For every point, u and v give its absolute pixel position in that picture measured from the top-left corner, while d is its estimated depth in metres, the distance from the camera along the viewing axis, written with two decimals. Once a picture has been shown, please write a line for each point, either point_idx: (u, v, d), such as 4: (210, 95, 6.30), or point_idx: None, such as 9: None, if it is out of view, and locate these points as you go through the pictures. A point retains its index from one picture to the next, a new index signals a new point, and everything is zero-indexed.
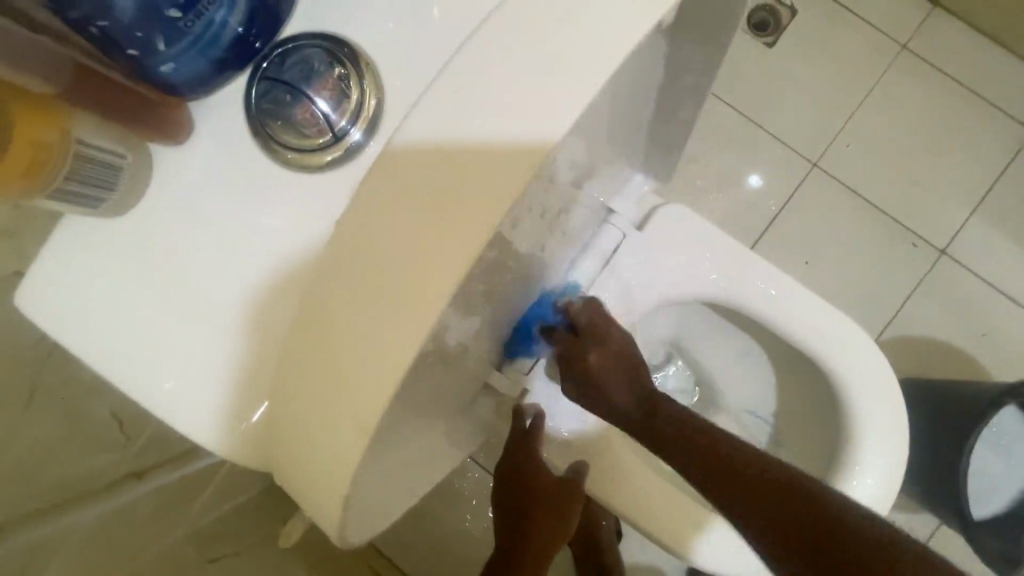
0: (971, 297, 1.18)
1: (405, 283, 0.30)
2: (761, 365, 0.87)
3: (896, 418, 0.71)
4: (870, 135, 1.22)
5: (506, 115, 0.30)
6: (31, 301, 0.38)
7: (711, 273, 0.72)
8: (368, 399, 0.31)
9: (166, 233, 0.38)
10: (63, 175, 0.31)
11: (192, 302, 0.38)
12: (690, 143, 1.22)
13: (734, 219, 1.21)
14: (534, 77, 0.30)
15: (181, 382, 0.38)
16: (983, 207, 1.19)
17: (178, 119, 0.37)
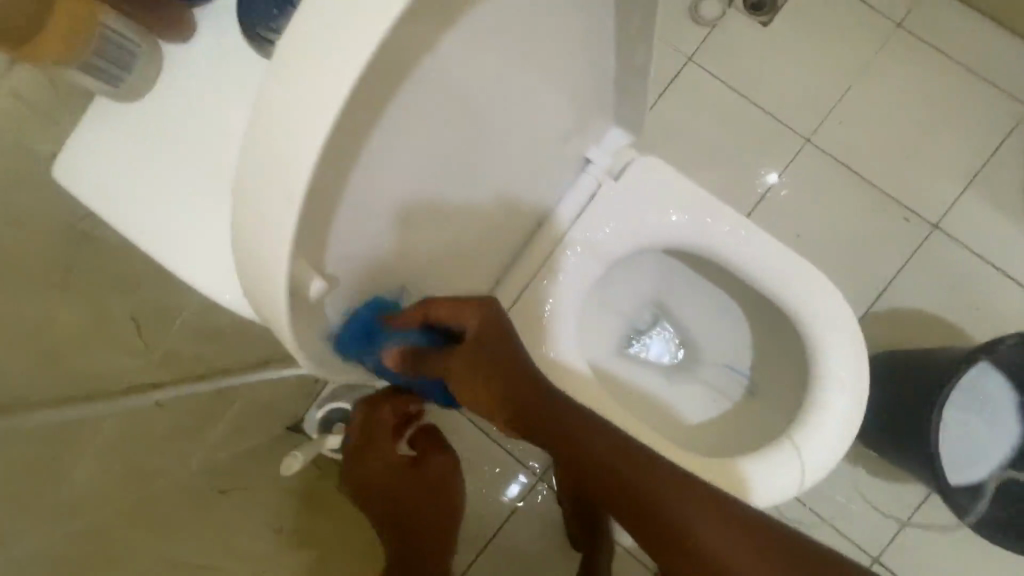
0: (963, 270, 1.19)
1: (260, 236, 0.33)
2: (737, 317, 0.91)
3: (855, 360, 0.74)
4: (862, 111, 1.24)
5: (308, 80, 0.30)
6: (67, 162, 0.57)
7: (681, 219, 0.76)
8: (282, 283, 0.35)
9: (147, 118, 0.56)
10: (92, 48, 0.51)
11: (159, 168, 0.56)
12: (684, 118, 1.26)
13: (726, 192, 1.24)
14: (338, 29, 0.30)
15: (155, 219, 0.56)
16: (976, 182, 1.20)
17: (179, 21, 0.54)
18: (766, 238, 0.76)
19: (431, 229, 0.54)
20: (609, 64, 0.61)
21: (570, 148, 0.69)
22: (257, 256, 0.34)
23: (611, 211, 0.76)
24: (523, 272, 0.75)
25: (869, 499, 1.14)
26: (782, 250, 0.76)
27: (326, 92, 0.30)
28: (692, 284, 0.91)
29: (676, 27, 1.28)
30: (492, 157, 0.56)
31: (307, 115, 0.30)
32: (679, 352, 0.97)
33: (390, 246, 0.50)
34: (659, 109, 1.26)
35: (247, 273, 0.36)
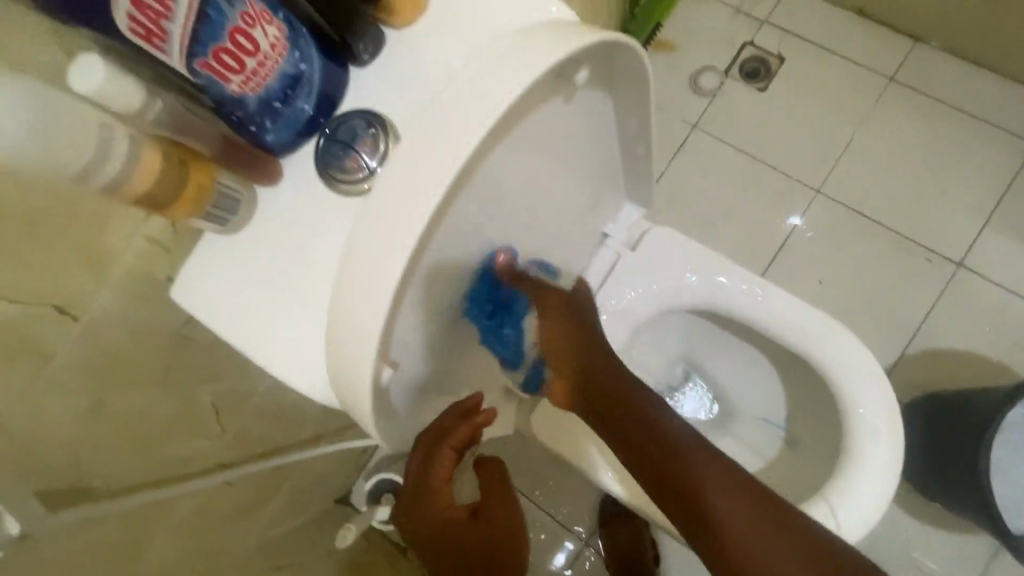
0: (995, 305, 1.19)
1: (345, 346, 0.40)
2: (767, 371, 0.93)
3: (891, 417, 0.75)
4: (869, 159, 1.29)
5: (387, 224, 0.37)
6: (184, 296, 0.46)
7: (699, 282, 0.82)
8: (361, 382, 0.41)
9: (266, 229, 0.44)
10: (210, 205, 0.39)
11: (289, 289, 0.44)
12: (695, 180, 1.34)
13: (743, 247, 1.29)
14: (409, 184, 0.37)
15: (294, 351, 0.44)
16: (995, 219, 1.22)
17: (270, 168, 0.43)
18: (783, 294, 0.80)
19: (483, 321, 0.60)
20: (619, 158, 0.69)
21: (589, 229, 0.76)
22: (342, 362, 0.41)
23: (632, 279, 0.81)
24: None
25: (933, 552, 1.09)
26: (802, 305, 0.79)
27: (403, 234, 0.37)
28: (718, 340, 0.94)
29: (679, 100, 1.38)
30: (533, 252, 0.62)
31: (387, 252, 0.37)
32: (713, 408, 0.99)
33: (449, 342, 0.56)
34: (670, 174, 1.35)
35: (331, 374, 0.42)
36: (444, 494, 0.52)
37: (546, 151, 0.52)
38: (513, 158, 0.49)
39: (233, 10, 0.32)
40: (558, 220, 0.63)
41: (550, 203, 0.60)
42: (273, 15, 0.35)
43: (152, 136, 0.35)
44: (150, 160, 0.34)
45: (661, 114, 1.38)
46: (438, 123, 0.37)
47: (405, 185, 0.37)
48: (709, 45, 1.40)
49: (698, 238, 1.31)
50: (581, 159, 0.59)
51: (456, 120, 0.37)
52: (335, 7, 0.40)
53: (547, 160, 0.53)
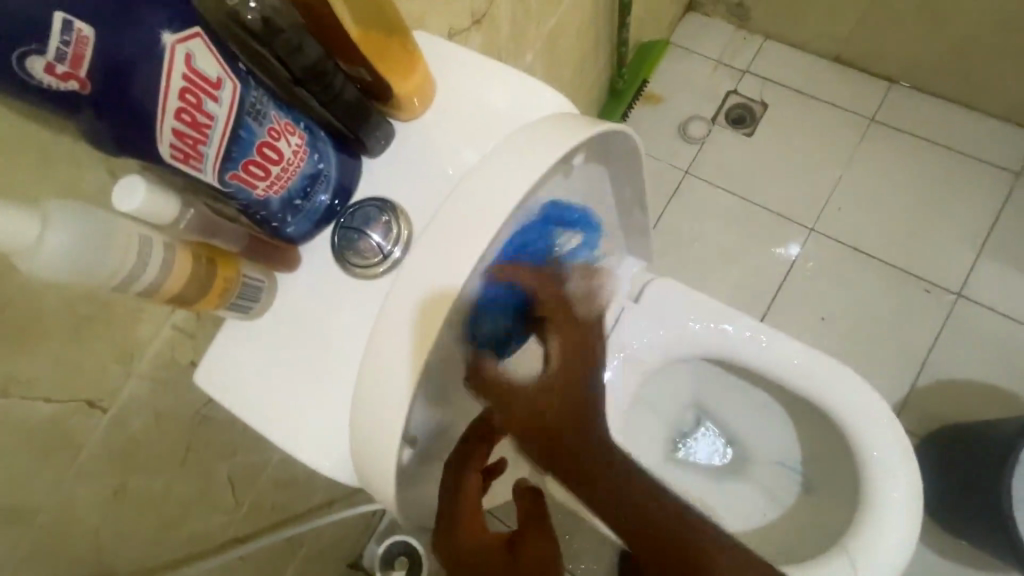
0: (1000, 335, 1.19)
1: (369, 429, 0.41)
2: (779, 416, 0.93)
3: (909, 471, 0.75)
4: (859, 196, 1.33)
5: (410, 315, 0.40)
6: (205, 380, 0.47)
7: (703, 331, 0.83)
8: (383, 461, 0.42)
9: (289, 314, 0.46)
10: (234, 297, 0.42)
11: (309, 371, 0.45)
12: (690, 224, 1.38)
13: (743, 287, 1.31)
14: (428, 276, 0.39)
15: (315, 432, 0.45)
16: (988, 248, 1.25)
17: (291, 257, 0.46)
18: (789, 341, 0.81)
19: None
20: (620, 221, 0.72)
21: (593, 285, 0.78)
22: (365, 443, 0.42)
23: (638, 331, 0.83)
24: None
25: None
26: (807, 351, 0.81)
27: (424, 324, 0.39)
28: (727, 386, 0.94)
29: (670, 148, 1.44)
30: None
31: (411, 339, 0.40)
32: (727, 452, 0.99)
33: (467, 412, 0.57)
34: (666, 220, 1.39)
35: (353, 453, 0.43)
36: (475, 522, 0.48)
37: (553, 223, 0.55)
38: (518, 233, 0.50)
39: (262, 128, 0.35)
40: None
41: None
42: (295, 126, 0.38)
43: (185, 243, 0.37)
44: (182, 265, 0.37)
45: (654, 162, 1.43)
46: (456, 221, 0.39)
47: (425, 278, 0.39)
48: (695, 97, 1.47)
49: (699, 281, 1.33)
50: (585, 225, 0.62)
51: (469, 213, 0.39)
52: (352, 111, 0.41)
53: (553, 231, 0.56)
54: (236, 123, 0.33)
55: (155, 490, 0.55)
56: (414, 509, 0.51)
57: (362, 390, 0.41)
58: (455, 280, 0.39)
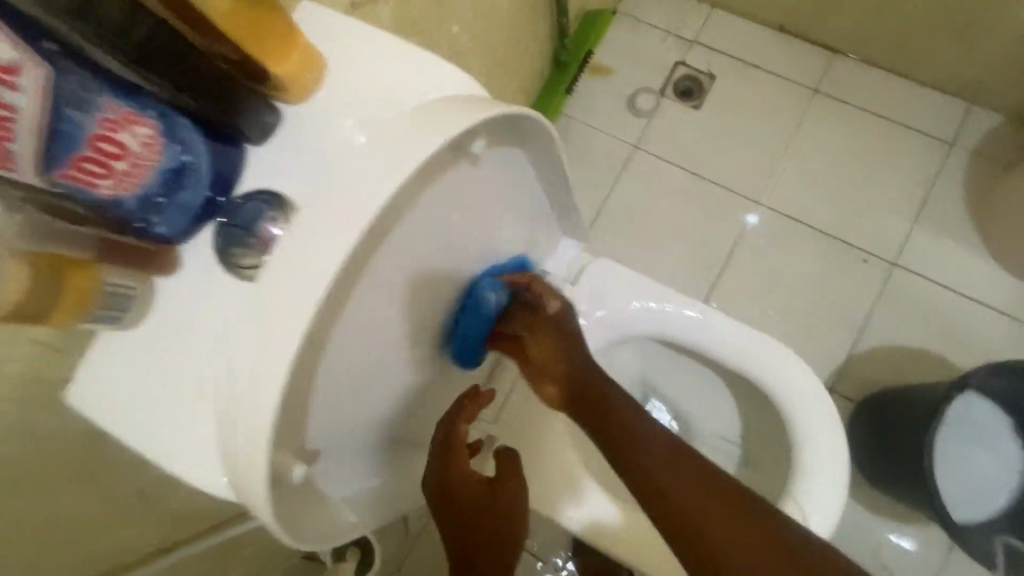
0: (932, 302, 1.24)
1: (236, 443, 0.37)
2: (721, 393, 0.93)
3: (837, 439, 0.77)
4: (803, 169, 1.34)
5: (272, 319, 0.35)
6: (82, 398, 0.43)
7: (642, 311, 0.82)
8: (255, 477, 0.38)
9: (166, 324, 0.42)
10: (96, 307, 0.38)
11: (188, 384, 0.42)
12: (639, 199, 1.36)
13: (692, 262, 1.32)
14: (295, 275, 0.35)
15: (198, 449, 0.42)
16: (923, 218, 1.28)
17: (166, 258, 0.42)
18: (725, 318, 0.81)
19: (416, 375, 0.60)
20: (547, 199, 0.69)
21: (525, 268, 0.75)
22: (235, 459, 0.38)
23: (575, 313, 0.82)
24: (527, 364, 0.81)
25: (899, 550, 1.12)
26: (741, 327, 0.81)
27: (285, 328, 0.34)
28: (670, 363, 0.95)
29: (619, 122, 1.41)
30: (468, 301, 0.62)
31: (273, 346, 0.35)
32: (674, 425, 0.99)
33: (375, 405, 0.55)
34: (616, 196, 1.37)
35: (226, 470, 0.40)
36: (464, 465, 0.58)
37: (462, 202, 0.53)
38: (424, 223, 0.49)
39: (91, 119, 0.31)
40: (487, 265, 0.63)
41: (477, 250, 0.60)
42: (141, 114, 0.34)
43: (15, 254, 0.33)
44: (14, 278, 0.32)
45: (603, 137, 1.41)
46: (321, 213, 0.35)
47: (291, 277, 0.35)
48: (644, 69, 1.44)
49: (649, 257, 1.33)
50: (501, 203, 0.59)
51: (336, 203, 0.35)
52: (218, 93, 0.37)
53: (463, 210, 0.53)
54: (53, 115, 0.29)
55: (42, 512, 0.51)
56: (314, 518, 0.48)
57: (228, 402, 0.37)
58: (323, 278, 0.34)
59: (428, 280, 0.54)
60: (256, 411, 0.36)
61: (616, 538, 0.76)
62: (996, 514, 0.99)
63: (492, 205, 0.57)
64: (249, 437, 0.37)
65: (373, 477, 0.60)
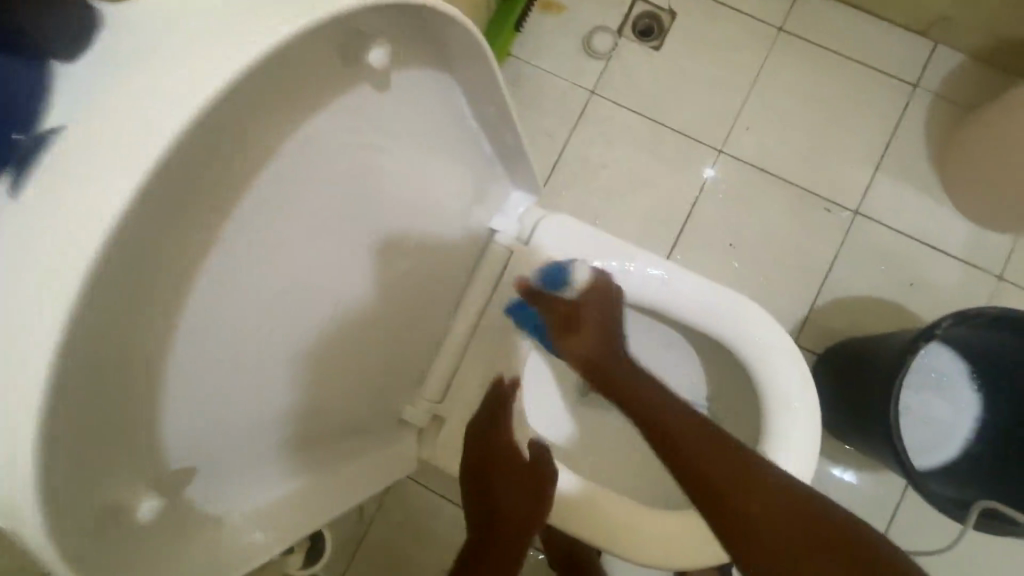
0: (892, 251, 1.22)
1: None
2: (687, 353, 0.88)
3: (806, 396, 0.73)
4: (766, 114, 1.27)
5: (23, 283, 0.26)
6: None
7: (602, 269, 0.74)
8: (23, 511, 0.28)
9: None
10: None
11: None
12: (597, 150, 1.27)
13: (652, 216, 1.25)
14: (51, 226, 0.26)
15: None
16: (885, 165, 1.24)
17: None
18: (687, 273, 0.75)
19: (323, 354, 0.50)
20: (484, 139, 0.59)
21: (466, 224, 0.66)
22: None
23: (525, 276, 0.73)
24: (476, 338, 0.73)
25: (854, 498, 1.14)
26: (704, 282, 0.75)
27: (41, 296, 0.26)
28: (633, 326, 0.88)
29: (574, 66, 1.30)
30: (385, 259, 0.54)
31: (27, 320, 0.26)
32: None
33: (268, 390, 0.46)
34: (573, 147, 1.27)
35: None
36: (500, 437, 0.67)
37: (358, 139, 0.45)
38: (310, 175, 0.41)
39: None
40: (408, 216, 0.54)
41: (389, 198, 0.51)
42: None
43: None
44: None
45: (557, 82, 1.30)
46: (103, 146, 0.27)
47: (51, 230, 0.26)
48: (601, 5, 1.31)
49: (608, 212, 1.25)
50: (413, 146, 0.50)
51: (122, 141, 0.27)
52: None
53: (359, 147, 0.45)
54: None
55: None
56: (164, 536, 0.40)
57: None
58: (91, 226, 0.26)
59: (322, 232, 0.45)
60: (28, 433, 0.26)
61: (573, 520, 0.71)
62: (949, 460, 1.00)
63: (402, 142, 0.49)
64: (38, 470, 0.27)
65: (276, 477, 0.51)
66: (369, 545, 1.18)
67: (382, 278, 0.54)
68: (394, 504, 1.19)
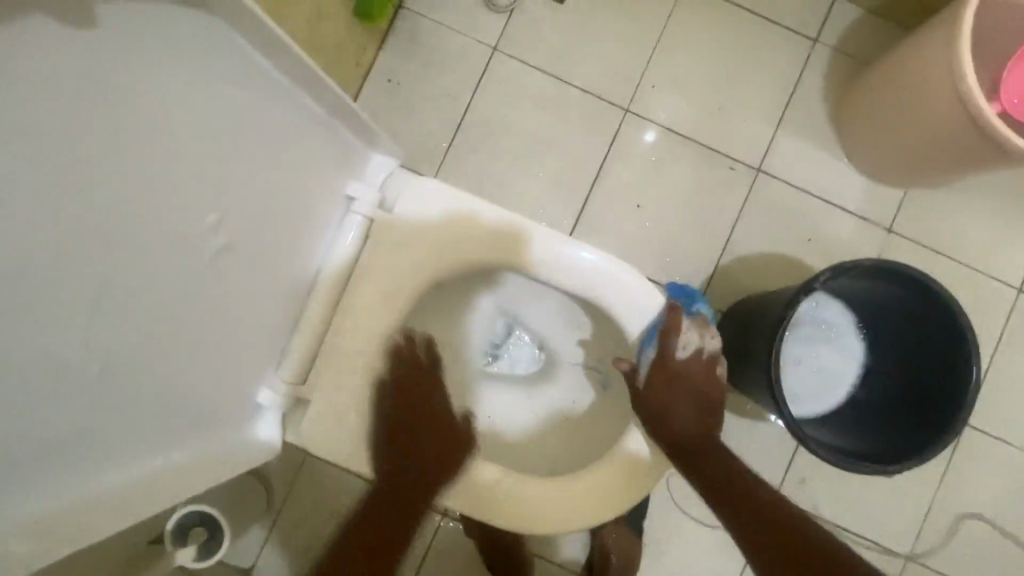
0: (792, 207, 1.24)
1: None
2: (577, 317, 0.90)
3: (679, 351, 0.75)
4: (672, 70, 1.25)
5: None
6: None
7: (464, 232, 0.73)
8: None
9: None
10: None
11: None
12: (503, 111, 1.22)
13: (561, 180, 1.22)
14: None
15: None
16: (786, 121, 1.25)
17: None
18: (555, 234, 0.75)
19: (127, 335, 0.46)
20: (282, 83, 0.55)
21: (291, 182, 0.62)
22: None
23: (385, 243, 0.72)
24: (342, 310, 0.72)
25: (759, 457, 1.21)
26: (574, 242, 0.75)
27: None
28: (523, 288, 0.91)
29: (475, 20, 1.23)
30: (185, 227, 0.50)
31: None
32: (539, 356, 0.95)
33: (79, 391, 0.42)
34: (477, 108, 1.22)
35: None
36: (431, 419, 0.71)
37: (125, 91, 0.39)
38: (53, 148, 0.34)
39: None
40: (199, 179, 0.50)
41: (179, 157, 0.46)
42: None
43: None
44: None
45: (457, 38, 1.23)
46: None
47: None
48: None
49: (516, 176, 1.22)
50: (179, 96, 0.44)
51: None
52: None
53: (137, 109, 0.40)
54: None
55: None
56: None
57: None
58: None
59: (93, 213, 0.39)
60: None
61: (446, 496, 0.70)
62: (834, 408, 1.05)
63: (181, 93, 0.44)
64: None
65: (85, 485, 0.46)
66: (282, 527, 1.16)
67: (184, 246, 0.50)
68: (308, 487, 1.17)
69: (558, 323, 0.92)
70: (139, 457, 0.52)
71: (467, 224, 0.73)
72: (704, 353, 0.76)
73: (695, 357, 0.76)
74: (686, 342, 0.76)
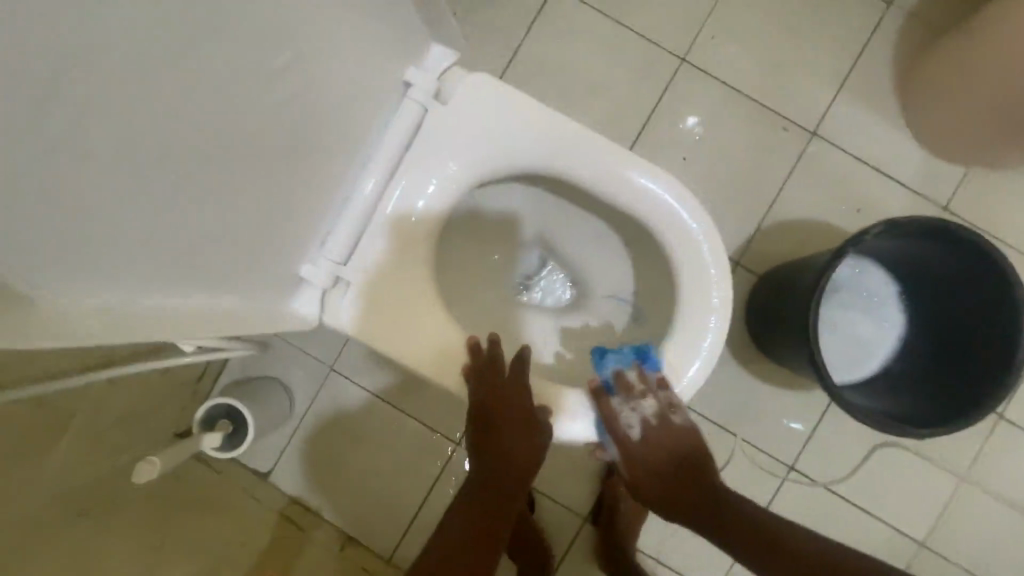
0: (844, 176, 1.20)
1: None
2: (615, 244, 0.89)
3: (721, 276, 0.74)
4: (733, 23, 1.21)
5: None
6: None
7: (513, 132, 0.73)
8: None
9: None
10: None
11: None
12: (556, 50, 1.20)
13: (607, 125, 1.20)
14: None
15: None
16: (848, 85, 1.20)
17: None
18: (605, 143, 0.73)
19: (198, 169, 0.48)
20: None
21: (360, 56, 0.63)
22: None
23: (437, 138, 0.72)
24: (389, 199, 0.73)
25: (783, 429, 1.19)
26: (624, 152, 0.74)
27: None
28: (559, 212, 0.89)
29: None
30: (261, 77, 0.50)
31: None
32: (570, 291, 0.96)
33: (146, 202, 0.43)
34: (529, 45, 1.20)
35: None
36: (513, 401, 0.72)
37: None
38: None
39: None
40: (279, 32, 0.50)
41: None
42: None
43: None
44: None
45: None
46: None
47: None
48: None
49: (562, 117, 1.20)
50: None
51: None
52: None
53: None
54: None
55: None
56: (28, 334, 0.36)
57: None
58: None
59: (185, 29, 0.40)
60: None
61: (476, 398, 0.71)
62: (867, 377, 1.03)
63: None
64: None
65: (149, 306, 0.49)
66: (300, 439, 1.20)
67: (257, 97, 0.51)
68: (328, 403, 1.20)
69: (592, 253, 0.92)
70: (195, 298, 0.55)
71: (518, 125, 0.73)
72: (648, 414, 0.73)
73: (645, 426, 0.72)
74: (628, 421, 0.72)
